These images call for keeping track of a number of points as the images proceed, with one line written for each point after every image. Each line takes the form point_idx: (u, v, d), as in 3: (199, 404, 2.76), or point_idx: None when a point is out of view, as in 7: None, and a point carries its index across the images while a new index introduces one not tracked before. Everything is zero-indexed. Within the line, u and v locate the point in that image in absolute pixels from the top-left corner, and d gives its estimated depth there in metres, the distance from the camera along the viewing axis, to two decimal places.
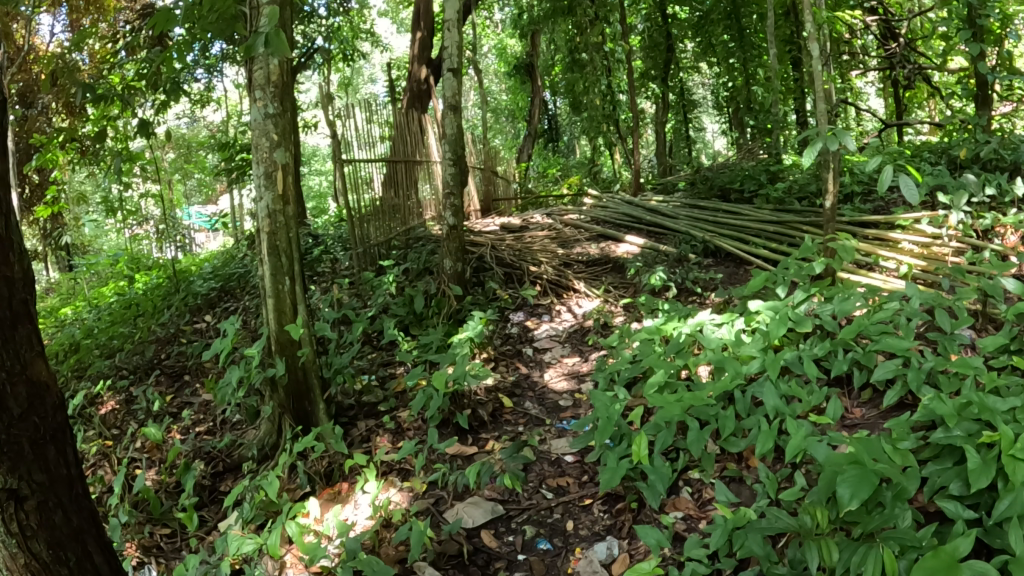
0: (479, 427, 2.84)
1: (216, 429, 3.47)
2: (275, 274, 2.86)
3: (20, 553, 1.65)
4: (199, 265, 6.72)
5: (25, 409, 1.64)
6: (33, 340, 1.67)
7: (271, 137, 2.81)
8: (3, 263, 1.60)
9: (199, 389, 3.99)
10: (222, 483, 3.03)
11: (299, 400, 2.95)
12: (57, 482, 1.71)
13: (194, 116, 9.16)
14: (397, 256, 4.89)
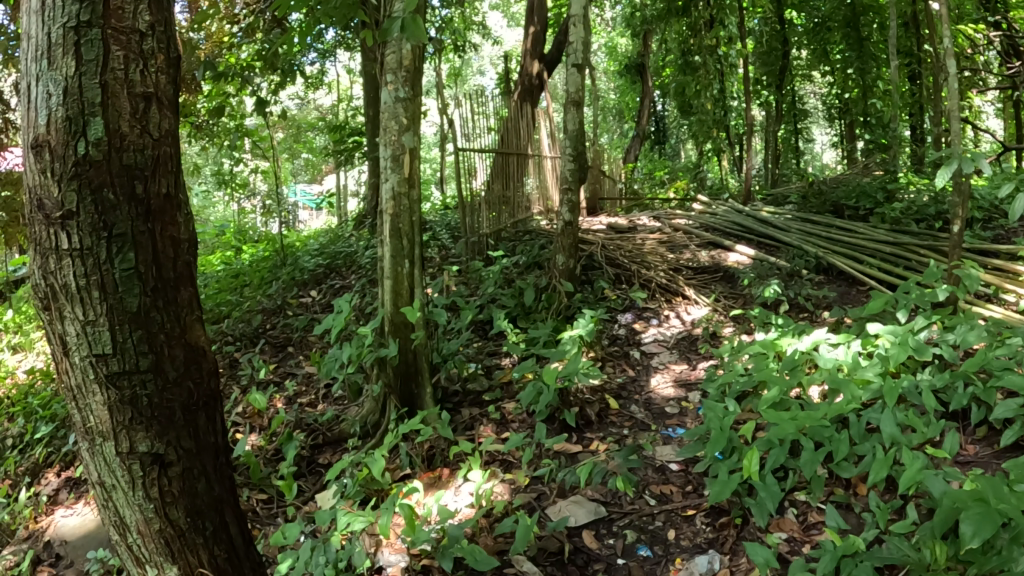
0: (585, 426, 2.83)
1: (318, 402, 3.54)
2: (395, 256, 2.91)
3: (155, 518, 1.56)
4: (305, 241, 6.87)
5: (181, 372, 1.53)
6: (192, 303, 1.57)
7: (400, 121, 2.85)
8: (170, 223, 1.50)
9: (302, 360, 4.08)
10: (321, 456, 3.09)
11: (406, 381, 2.99)
12: (204, 449, 1.60)
13: (307, 98, 9.37)
14: (507, 247, 4.88)
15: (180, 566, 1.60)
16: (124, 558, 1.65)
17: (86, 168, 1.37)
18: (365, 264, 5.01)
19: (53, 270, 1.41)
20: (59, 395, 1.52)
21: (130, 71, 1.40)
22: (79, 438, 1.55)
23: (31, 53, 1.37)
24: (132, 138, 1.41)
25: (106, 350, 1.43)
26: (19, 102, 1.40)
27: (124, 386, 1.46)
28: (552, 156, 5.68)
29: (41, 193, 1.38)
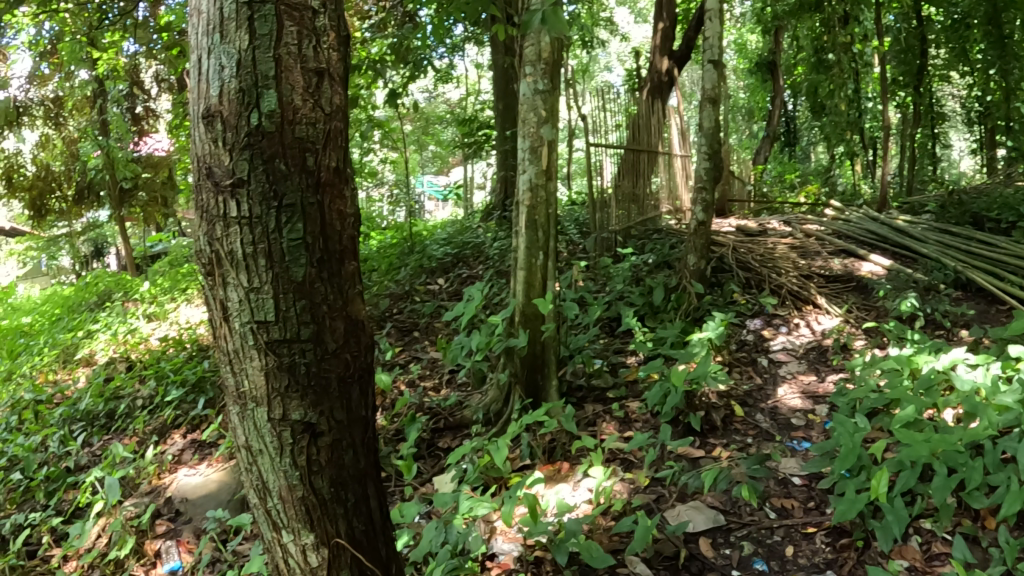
0: (709, 431, 2.80)
1: (442, 388, 3.60)
2: (530, 248, 2.93)
3: (299, 485, 1.59)
4: (432, 231, 6.97)
5: (340, 344, 1.56)
6: (356, 277, 1.60)
7: (539, 113, 2.87)
8: (338, 196, 1.53)
9: (428, 346, 4.15)
10: (441, 440, 3.14)
11: (533, 371, 3.01)
12: (355, 422, 1.63)
13: (436, 91, 9.49)
14: (636, 245, 4.84)
15: (317, 534, 1.63)
16: (264, 524, 1.70)
17: (258, 139, 1.42)
18: (492, 255, 5.06)
19: (220, 237, 1.47)
20: (217, 358, 1.59)
21: (302, 47, 1.45)
22: (232, 402, 1.61)
23: (205, 28, 1.43)
24: (304, 111, 1.45)
25: (268, 317, 1.49)
26: (193, 75, 1.47)
27: (283, 353, 1.51)
28: (683, 155, 5.59)
29: (212, 162, 1.44)
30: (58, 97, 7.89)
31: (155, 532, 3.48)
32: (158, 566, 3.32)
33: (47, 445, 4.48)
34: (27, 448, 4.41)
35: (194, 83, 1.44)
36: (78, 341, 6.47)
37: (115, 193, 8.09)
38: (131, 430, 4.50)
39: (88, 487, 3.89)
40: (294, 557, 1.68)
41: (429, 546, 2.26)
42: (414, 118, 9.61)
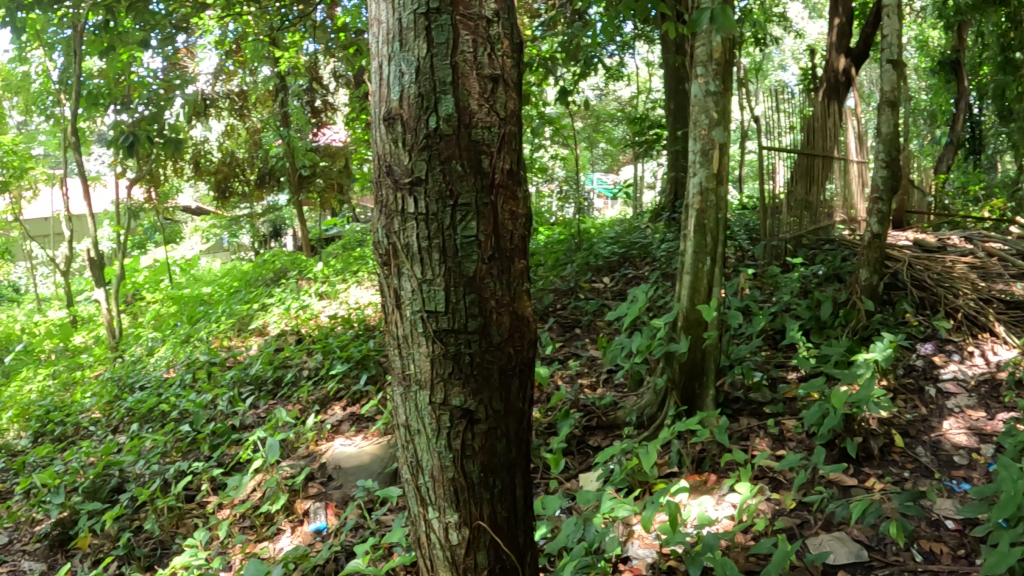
0: (865, 459, 2.75)
1: (599, 387, 3.68)
2: (697, 253, 2.99)
3: (451, 466, 1.66)
4: (599, 228, 7.05)
5: (505, 338, 1.61)
6: (525, 275, 1.64)
7: (711, 115, 2.95)
8: (511, 197, 1.59)
9: (588, 342, 4.23)
10: (592, 438, 3.25)
11: (691, 380, 3.05)
12: (511, 414, 1.67)
13: (605, 86, 9.54)
14: (806, 254, 4.75)
15: (461, 515, 1.70)
16: (411, 498, 1.80)
17: (436, 141, 1.51)
18: (659, 256, 5.08)
19: (398, 231, 1.58)
20: (388, 342, 1.71)
21: (478, 54, 1.53)
22: (397, 383, 1.72)
23: (387, 39, 1.56)
24: (479, 116, 1.52)
25: (438, 307, 1.57)
26: (376, 81, 1.60)
27: (450, 342, 1.58)
28: (860, 161, 5.41)
29: (393, 161, 1.55)
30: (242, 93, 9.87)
31: (306, 493, 3.69)
32: (305, 524, 3.52)
33: (218, 403, 4.97)
34: (202, 405, 4.86)
35: (376, 88, 1.57)
36: (252, 313, 7.15)
37: (293, 177, 10.00)
38: (296, 396, 4.82)
39: (252, 445, 4.18)
40: (436, 533, 1.76)
41: (568, 539, 2.33)
42: (584, 115, 9.76)
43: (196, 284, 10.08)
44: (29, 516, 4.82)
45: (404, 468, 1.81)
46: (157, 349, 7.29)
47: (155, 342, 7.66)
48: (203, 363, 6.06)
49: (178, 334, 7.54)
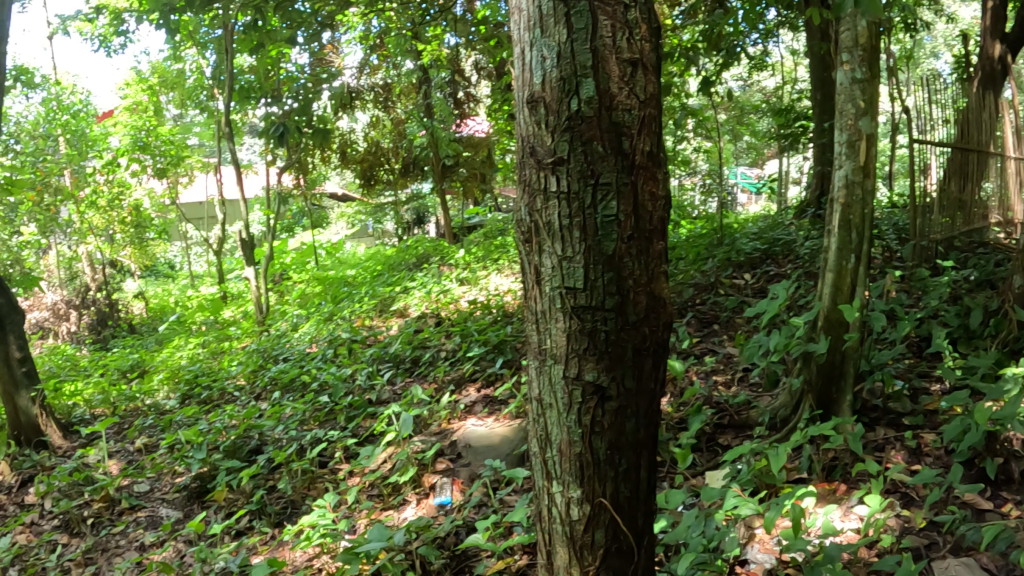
0: (1005, 481, 2.64)
1: (734, 386, 3.69)
2: (841, 249, 2.99)
3: (580, 441, 1.71)
4: (742, 223, 7.00)
5: (641, 317, 1.63)
6: (663, 257, 1.66)
7: (858, 104, 2.97)
8: (651, 179, 1.61)
9: (725, 339, 4.23)
10: (722, 436, 3.31)
11: (828, 383, 3.05)
12: (642, 393, 1.69)
13: (750, 78, 9.38)
14: (957, 258, 4.58)
15: (584, 490, 1.73)
16: (537, 471, 1.86)
17: (579, 123, 1.55)
18: (802, 254, 5.02)
19: (540, 210, 1.63)
20: (526, 317, 1.77)
21: (618, 39, 1.55)
22: (532, 357, 1.78)
23: (528, 26, 1.62)
24: (620, 98, 1.55)
25: (577, 284, 1.61)
26: (517, 65, 1.66)
27: (586, 319, 1.62)
28: (1018, 157, 5.01)
29: (536, 142, 1.61)
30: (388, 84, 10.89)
31: (433, 467, 3.82)
32: (432, 498, 3.62)
33: (357, 377, 5.22)
34: (341, 377, 5.13)
35: (517, 73, 1.63)
36: (394, 295, 7.71)
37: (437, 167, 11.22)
38: (432, 374, 4.99)
39: (385, 418, 4.34)
40: (557, 508, 1.81)
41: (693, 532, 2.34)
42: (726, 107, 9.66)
43: (341, 268, 11.32)
44: (175, 468, 5.19)
45: (533, 441, 1.87)
46: (302, 325, 7.81)
47: (298, 320, 8.20)
48: (345, 339, 6.42)
49: (322, 312, 8.05)
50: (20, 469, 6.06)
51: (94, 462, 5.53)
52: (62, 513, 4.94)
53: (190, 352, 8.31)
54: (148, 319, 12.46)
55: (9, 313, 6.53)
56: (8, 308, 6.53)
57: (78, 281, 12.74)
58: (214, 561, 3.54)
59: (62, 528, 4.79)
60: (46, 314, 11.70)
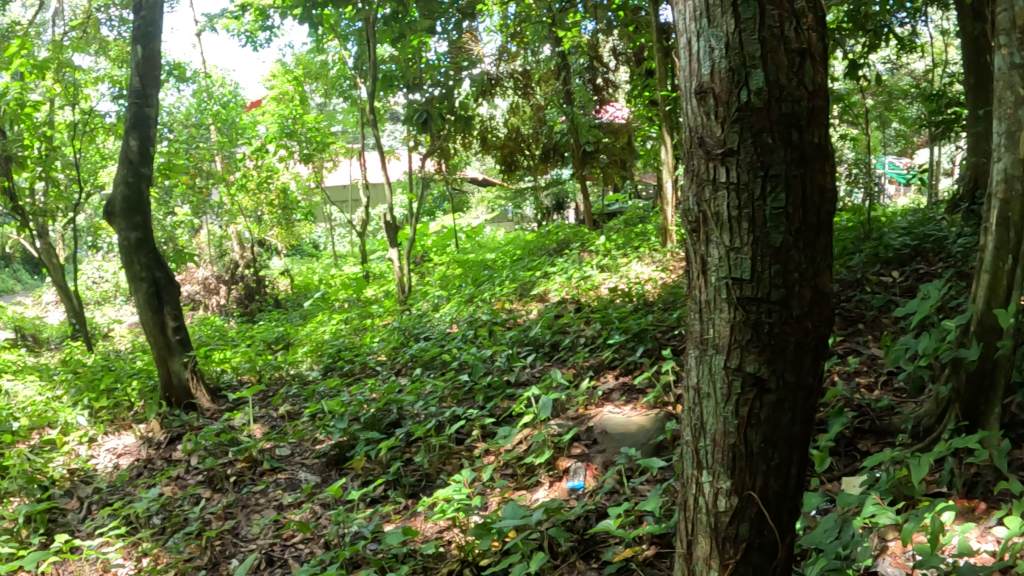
0: None
1: (877, 390, 3.60)
2: (998, 250, 2.85)
3: (735, 432, 1.70)
4: (890, 217, 6.78)
5: (805, 311, 1.61)
6: (829, 250, 1.63)
7: (1017, 93, 2.83)
8: (819, 171, 1.59)
9: (870, 339, 4.12)
10: (861, 441, 3.25)
11: (976, 394, 2.91)
12: (802, 388, 1.66)
13: (898, 62, 9.05)
14: None
15: (733, 481, 1.73)
16: (688, 459, 1.87)
17: (749, 113, 1.56)
18: (956, 252, 4.82)
19: (709, 200, 1.66)
20: (689, 307, 1.79)
21: (786, 30, 1.55)
22: (693, 346, 1.80)
23: (697, 18, 1.65)
24: (790, 89, 1.54)
25: (743, 275, 1.62)
26: (685, 56, 1.70)
27: (751, 310, 1.62)
28: None
29: (705, 132, 1.64)
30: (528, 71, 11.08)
31: (568, 451, 3.87)
32: (564, 481, 3.71)
33: (496, 359, 5.33)
34: (482, 358, 5.25)
35: (685, 64, 1.67)
36: (533, 281, 7.92)
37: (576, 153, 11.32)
38: (572, 361, 5.06)
39: (525, 400, 4.40)
40: (705, 496, 1.82)
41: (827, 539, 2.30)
42: (871, 92, 9.33)
43: (480, 252, 11.59)
44: (316, 436, 5.43)
45: (687, 430, 1.89)
46: (443, 306, 7.99)
47: (440, 300, 8.39)
48: (485, 322, 6.57)
49: (463, 294, 8.24)
50: (171, 427, 6.43)
51: (239, 425, 5.85)
52: (207, 470, 5.24)
53: (333, 327, 8.68)
54: (292, 295, 13.13)
55: (166, 286, 6.91)
56: (166, 281, 6.91)
57: (230, 257, 13.44)
58: (350, 525, 3.69)
59: (208, 484, 5.08)
60: (197, 289, 12.72)
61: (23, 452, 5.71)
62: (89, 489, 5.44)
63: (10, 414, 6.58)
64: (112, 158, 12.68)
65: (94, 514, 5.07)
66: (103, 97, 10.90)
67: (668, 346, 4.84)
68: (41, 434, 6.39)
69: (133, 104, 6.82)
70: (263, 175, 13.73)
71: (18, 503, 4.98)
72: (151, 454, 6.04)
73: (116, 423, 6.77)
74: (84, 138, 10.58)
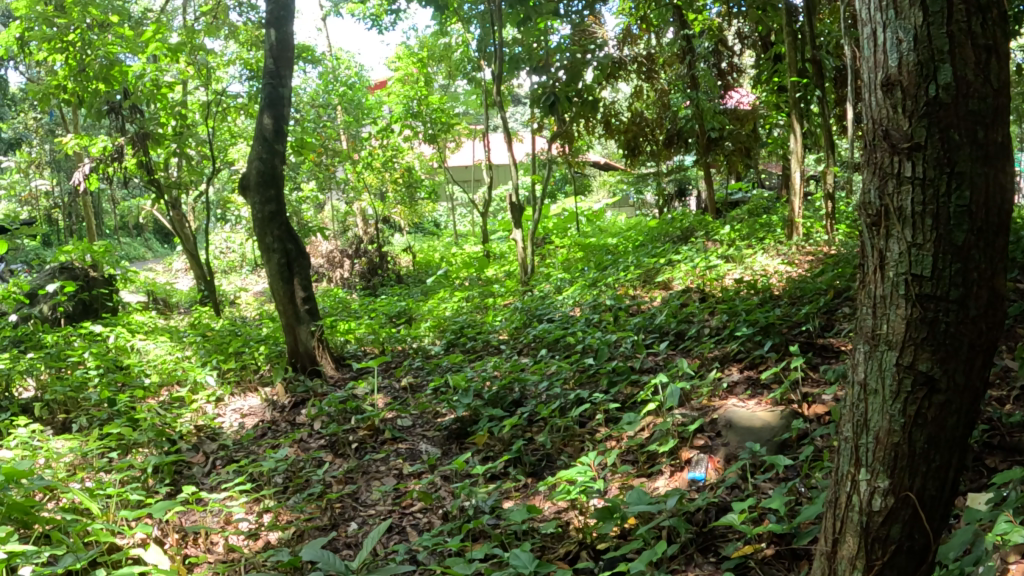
0: None
1: (1011, 403, 3.44)
2: None
3: (900, 431, 1.79)
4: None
5: (981, 312, 1.70)
6: (1007, 253, 1.71)
7: None
8: (1002, 171, 1.68)
9: (1008, 350, 3.94)
10: (991, 456, 3.10)
11: None
12: (970, 389, 1.74)
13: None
14: None
15: (892, 481, 1.82)
16: (846, 457, 1.97)
17: (936, 109, 1.66)
18: None
19: (892, 194, 1.77)
20: (863, 303, 1.90)
21: (973, 25, 1.63)
22: (864, 341, 1.90)
23: (883, 9, 1.75)
24: (975, 85, 1.64)
25: (924, 272, 1.72)
26: (868, 46, 1.80)
27: (929, 307, 1.72)
28: None
29: (891, 126, 1.74)
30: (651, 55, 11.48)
31: (692, 442, 3.84)
32: (685, 471, 3.68)
33: (622, 344, 5.34)
34: (608, 342, 5.25)
35: (871, 54, 1.77)
36: (657, 268, 7.87)
37: (701, 139, 11.10)
38: (697, 351, 5.01)
39: (651, 387, 4.38)
40: (860, 495, 1.91)
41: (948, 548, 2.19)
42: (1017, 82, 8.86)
43: (602, 237, 11.59)
44: (437, 410, 5.52)
45: (848, 427, 1.99)
46: (566, 288, 8.02)
47: (562, 283, 8.40)
48: (608, 306, 6.57)
49: (586, 278, 8.23)
50: (295, 392, 6.64)
51: (362, 393, 6.00)
52: (330, 435, 5.39)
53: (454, 304, 8.81)
54: (413, 272, 13.36)
55: (297, 258, 7.13)
56: (297, 253, 7.12)
57: (354, 232, 13.81)
58: (469, 498, 3.74)
59: (330, 449, 5.22)
60: (322, 261, 13.11)
61: (155, 407, 5.99)
62: (215, 446, 5.66)
63: (143, 370, 6.91)
64: (244, 135, 13.17)
65: (219, 470, 5.27)
66: (234, 78, 11.38)
67: (797, 341, 4.74)
68: (171, 391, 6.72)
69: (268, 84, 7.05)
70: (388, 153, 13.99)
71: (149, 454, 5.22)
72: (275, 417, 6.25)
73: (242, 385, 7.03)
74: (217, 116, 11.00)
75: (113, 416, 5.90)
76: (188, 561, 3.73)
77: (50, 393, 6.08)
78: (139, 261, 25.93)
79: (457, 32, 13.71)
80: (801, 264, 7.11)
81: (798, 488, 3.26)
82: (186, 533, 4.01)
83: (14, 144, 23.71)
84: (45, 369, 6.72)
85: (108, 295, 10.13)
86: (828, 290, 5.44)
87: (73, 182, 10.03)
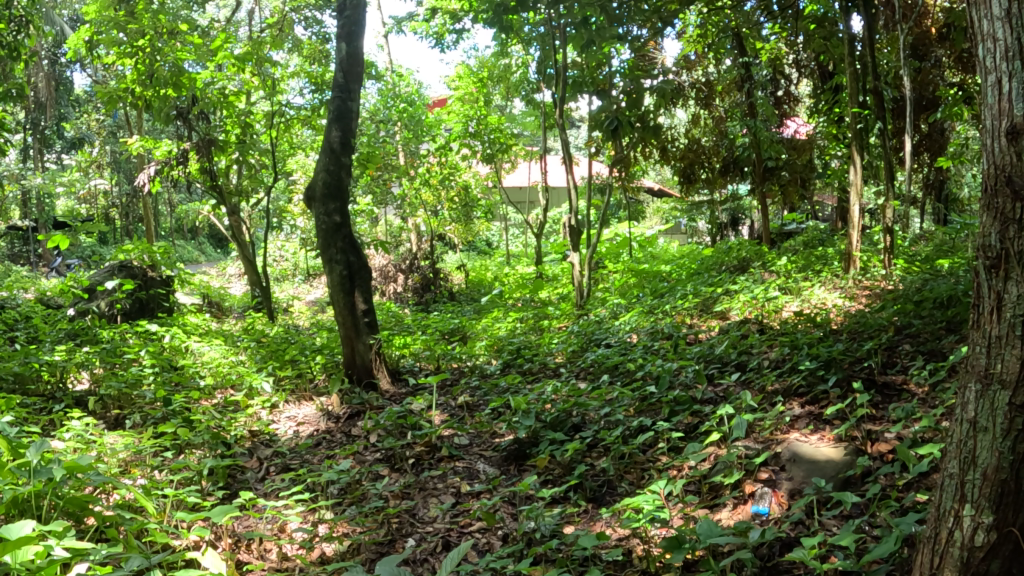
0: None
1: None
2: None
3: (1007, 469, 2.02)
4: None
5: None
6: None
7: None
8: None
9: None
10: None
11: None
12: None
13: None
14: None
15: (996, 517, 2.05)
16: (950, 492, 2.17)
17: None
18: None
19: (1014, 239, 1.97)
20: (977, 343, 2.09)
21: None
22: (975, 380, 2.10)
23: (1012, 60, 1.97)
24: None
25: None
26: (994, 93, 2.02)
27: None
28: None
29: (1017, 172, 1.96)
30: (710, 83, 11.49)
31: (755, 476, 3.81)
32: (748, 504, 3.66)
33: (683, 373, 5.33)
34: (667, 370, 5.24)
35: (998, 101, 1.99)
36: (715, 298, 7.85)
37: (758, 168, 11.00)
38: (758, 384, 4.98)
39: (714, 419, 4.36)
40: (961, 531, 2.12)
41: None
42: None
43: (656, 263, 11.57)
44: (494, 430, 5.55)
45: (951, 464, 2.19)
46: (623, 314, 8.02)
47: (619, 308, 8.39)
48: (666, 334, 6.56)
49: (643, 304, 8.23)
50: (350, 403, 6.71)
51: (418, 408, 6.03)
52: (387, 449, 5.43)
53: (508, 324, 8.85)
54: (465, 289, 13.41)
55: (359, 271, 7.20)
56: (359, 266, 7.19)
57: (407, 246, 13.93)
58: (531, 520, 3.75)
59: (386, 462, 5.26)
60: (376, 274, 13.22)
61: (211, 410, 6.07)
62: (269, 452, 5.73)
63: (198, 372, 7.02)
64: (305, 146, 13.38)
65: (273, 476, 5.32)
66: (297, 91, 11.57)
67: (859, 377, 4.69)
68: (226, 394, 6.82)
69: (337, 98, 7.17)
70: (446, 170, 13.99)
71: (204, 456, 5.29)
72: (330, 427, 6.31)
73: (297, 393, 7.13)
74: (280, 127, 11.14)
75: (168, 416, 6.00)
76: (243, 567, 3.76)
77: (105, 388, 6.18)
78: (194, 264, 26.36)
79: (517, 53, 14.04)
80: (860, 298, 7.04)
81: (864, 527, 3.22)
82: (240, 538, 4.04)
83: (79, 144, 24.30)
84: (101, 363, 6.82)
85: (165, 295, 10.31)
86: (889, 326, 5.37)
87: (137, 183, 10.27)
